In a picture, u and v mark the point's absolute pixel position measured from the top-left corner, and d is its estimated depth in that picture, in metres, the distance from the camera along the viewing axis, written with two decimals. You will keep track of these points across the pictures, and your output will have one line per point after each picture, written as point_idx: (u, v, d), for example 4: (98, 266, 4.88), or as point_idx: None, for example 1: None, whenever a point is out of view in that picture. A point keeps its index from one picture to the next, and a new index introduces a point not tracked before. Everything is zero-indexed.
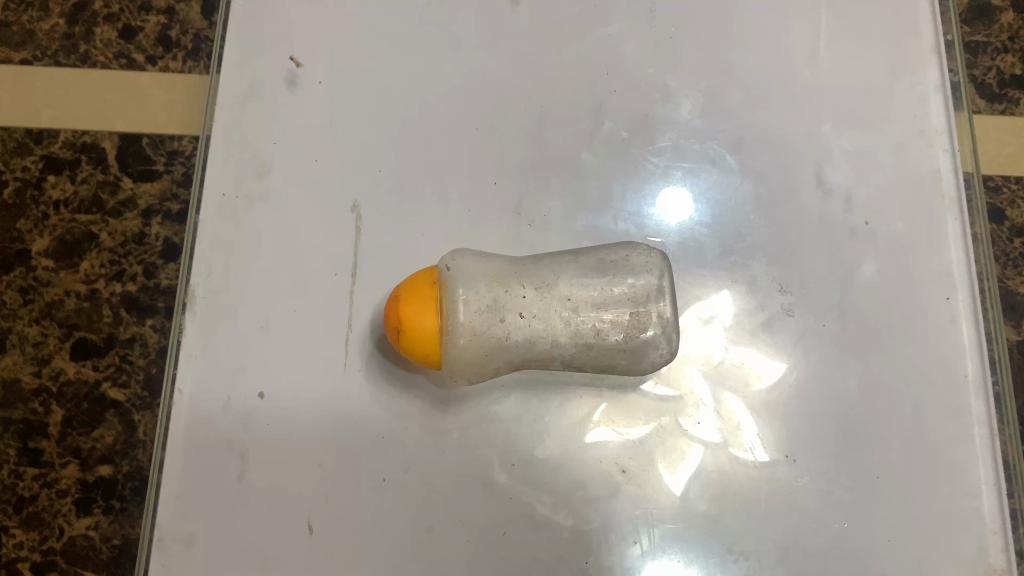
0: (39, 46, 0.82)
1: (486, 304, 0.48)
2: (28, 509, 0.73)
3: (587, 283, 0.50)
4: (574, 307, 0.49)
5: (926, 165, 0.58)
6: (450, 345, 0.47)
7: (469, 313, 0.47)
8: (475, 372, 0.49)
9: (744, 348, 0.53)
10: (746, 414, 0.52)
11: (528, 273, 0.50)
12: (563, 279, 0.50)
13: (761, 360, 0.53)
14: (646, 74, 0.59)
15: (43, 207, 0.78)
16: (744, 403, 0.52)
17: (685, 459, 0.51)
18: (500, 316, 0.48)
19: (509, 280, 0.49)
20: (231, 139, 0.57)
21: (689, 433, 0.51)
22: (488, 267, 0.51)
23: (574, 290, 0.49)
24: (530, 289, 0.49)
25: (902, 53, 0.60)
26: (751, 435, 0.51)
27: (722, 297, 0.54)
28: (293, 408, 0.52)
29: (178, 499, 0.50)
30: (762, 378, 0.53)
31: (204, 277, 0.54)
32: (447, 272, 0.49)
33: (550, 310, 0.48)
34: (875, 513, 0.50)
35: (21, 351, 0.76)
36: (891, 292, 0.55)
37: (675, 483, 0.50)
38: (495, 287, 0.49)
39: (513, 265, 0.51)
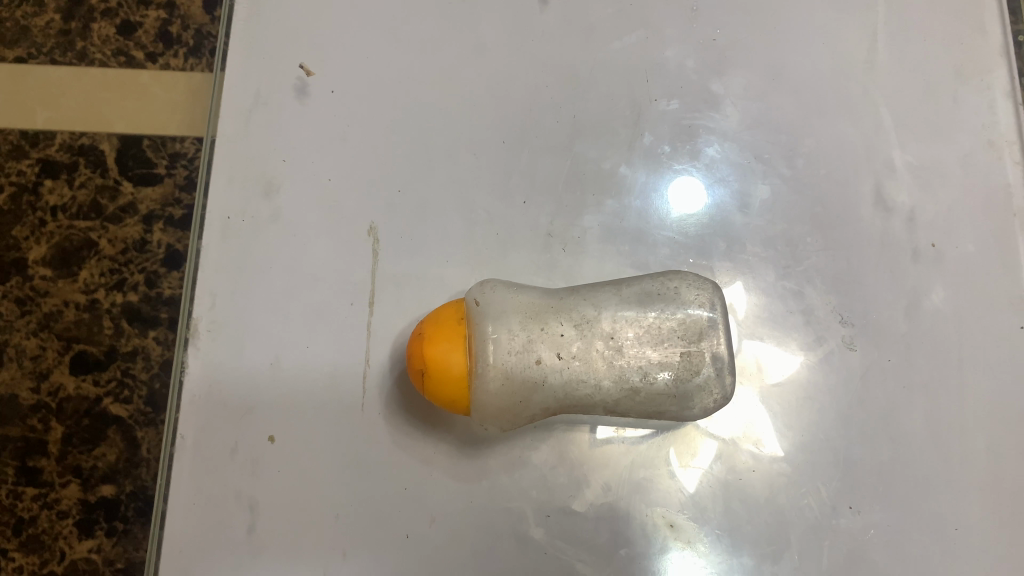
0: (33, 43, 0.76)
1: (520, 344, 0.43)
2: (28, 530, 0.69)
3: (633, 318, 0.45)
4: (618, 346, 0.44)
5: (996, 178, 0.52)
6: (481, 389, 0.42)
7: (501, 356, 0.42)
8: (508, 420, 0.44)
9: (757, 342, 0.49)
10: (762, 414, 0.48)
11: (566, 307, 0.45)
12: (605, 313, 0.45)
13: (776, 354, 0.49)
14: (689, 80, 0.54)
15: (41, 212, 0.74)
16: (760, 403, 0.48)
17: (698, 455, 0.47)
18: (535, 357, 0.43)
19: (545, 315, 0.44)
20: (237, 154, 0.52)
21: (703, 429, 0.48)
22: (521, 300, 0.46)
23: (618, 326, 0.45)
24: (568, 326, 0.44)
25: (967, 53, 0.55)
26: (775, 445, 0.47)
27: (736, 287, 0.50)
28: (306, 453, 0.47)
29: (183, 555, 0.46)
30: (773, 372, 0.49)
31: (207, 307, 0.49)
32: (476, 308, 0.44)
33: (592, 351, 0.44)
34: (949, 567, 0.46)
35: (18, 365, 0.71)
36: (961, 321, 0.50)
37: (688, 479, 0.47)
38: (530, 323, 0.44)
39: (548, 298, 0.46)
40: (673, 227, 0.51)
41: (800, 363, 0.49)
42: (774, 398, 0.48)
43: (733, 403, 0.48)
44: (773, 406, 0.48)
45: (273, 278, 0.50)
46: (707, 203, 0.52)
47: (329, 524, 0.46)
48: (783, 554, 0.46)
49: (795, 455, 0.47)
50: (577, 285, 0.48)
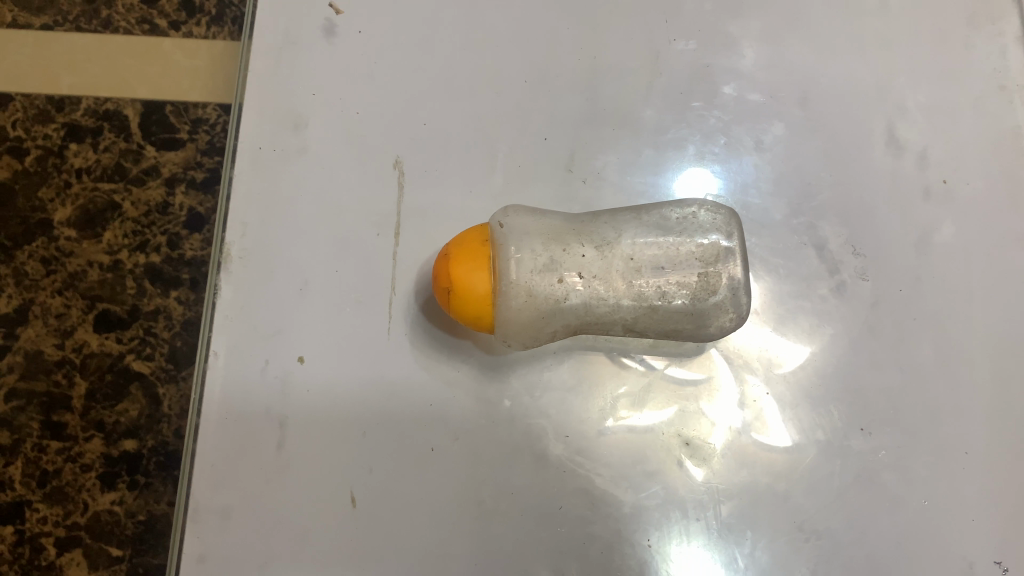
0: (59, 11, 0.78)
1: (542, 264, 0.44)
2: (52, 483, 0.71)
3: (651, 241, 0.47)
4: (636, 268, 0.45)
5: (1006, 119, 0.54)
6: (505, 306, 0.43)
7: (524, 274, 0.44)
8: (530, 338, 0.46)
9: (766, 333, 0.49)
10: (770, 404, 0.48)
11: (587, 233, 0.47)
12: (624, 238, 0.47)
13: (785, 345, 0.49)
14: (707, 23, 0.55)
15: (65, 175, 0.75)
16: (769, 391, 0.48)
17: (706, 444, 0.47)
18: (558, 276, 0.44)
19: (566, 239, 0.46)
20: (266, 92, 0.54)
21: (711, 416, 0.48)
22: (543, 225, 0.47)
23: (636, 249, 0.46)
24: (588, 248, 0.46)
25: (978, 2, 0.57)
26: (783, 435, 0.48)
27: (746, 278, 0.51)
28: (334, 374, 0.49)
29: (214, 470, 0.47)
30: (782, 361, 0.49)
31: (239, 235, 0.51)
32: (500, 229, 0.45)
33: (610, 271, 0.45)
34: (956, 490, 0.47)
35: (44, 322, 0.73)
36: (970, 256, 0.51)
37: (716, 436, 0.48)
38: (552, 245, 0.45)
39: (570, 225, 0.48)
40: (690, 165, 0.53)
41: (815, 295, 0.50)
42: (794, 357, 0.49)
43: (740, 392, 0.48)
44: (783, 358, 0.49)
45: (302, 208, 0.52)
46: (722, 142, 0.53)
47: (354, 443, 0.48)
48: (795, 474, 0.47)
49: (808, 380, 0.49)
50: (598, 212, 0.50)
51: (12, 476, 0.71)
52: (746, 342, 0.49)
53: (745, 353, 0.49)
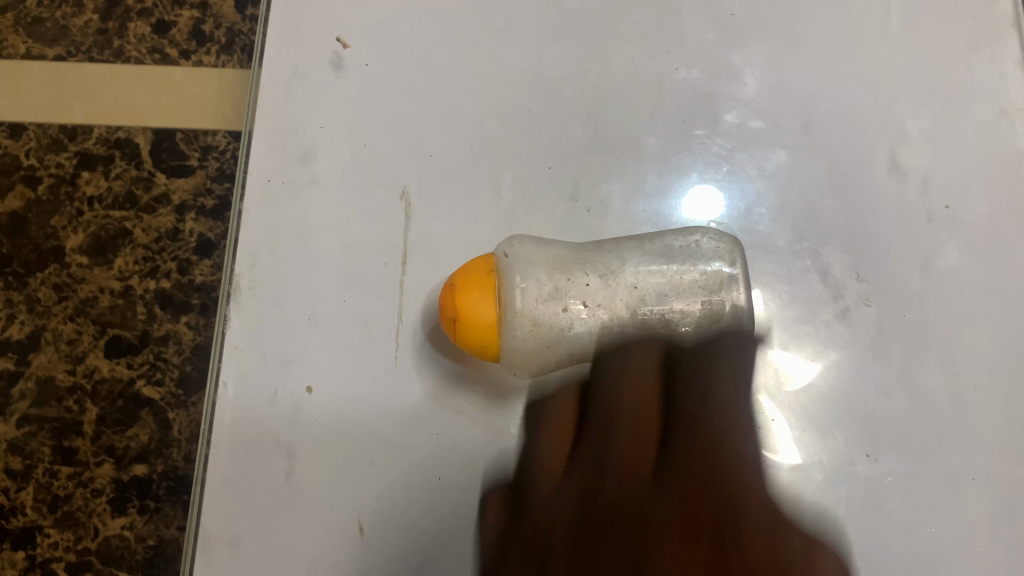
0: (73, 42, 0.80)
1: (547, 293, 0.45)
2: (63, 508, 0.71)
3: (654, 270, 0.49)
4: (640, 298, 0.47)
5: (1008, 144, 0.54)
6: (509, 335, 0.44)
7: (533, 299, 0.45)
8: (536, 367, 0.46)
9: (776, 351, 0.50)
10: (781, 421, 0.49)
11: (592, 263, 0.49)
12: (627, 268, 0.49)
13: (795, 362, 0.50)
14: (709, 52, 0.56)
15: (77, 203, 0.77)
16: (779, 409, 0.49)
17: None
18: (563, 305, 0.45)
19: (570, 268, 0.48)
20: (276, 124, 0.55)
21: None
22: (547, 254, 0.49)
23: (640, 277, 0.48)
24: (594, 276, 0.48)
25: (978, 27, 0.57)
26: (794, 453, 0.48)
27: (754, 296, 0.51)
28: (343, 403, 0.50)
29: (225, 499, 0.48)
30: (792, 379, 0.49)
31: (249, 266, 0.52)
32: (503, 259, 0.46)
33: (613, 302, 0.47)
34: (963, 515, 0.47)
35: (55, 348, 0.74)
36: (974, 280, 0.51)
37: None
38: (557, 275, 0.47)
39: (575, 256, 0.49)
40: (693, 194, 0.53)
41: (819, 321, 0.51)
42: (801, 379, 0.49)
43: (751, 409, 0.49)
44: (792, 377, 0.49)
45: (311, 239, 0.53)
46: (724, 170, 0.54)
47: (362, 470, 0.48)
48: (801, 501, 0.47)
49: (813, 405, 0.49)
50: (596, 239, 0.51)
51: (23, 501, 0.72)
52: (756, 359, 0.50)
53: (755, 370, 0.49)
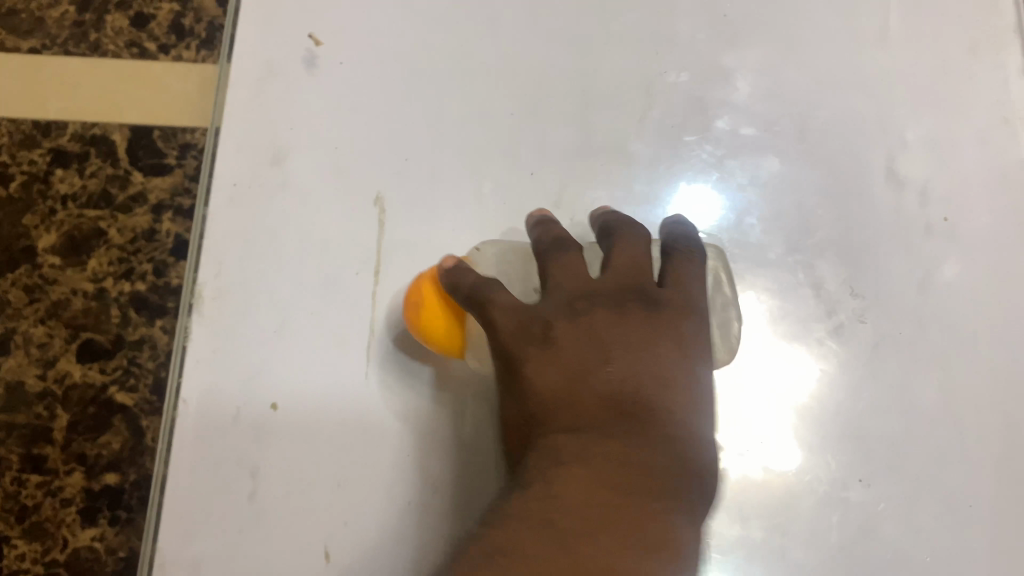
0: (48, 33, 0.74)
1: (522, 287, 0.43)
2: (31, 518, 0.67)
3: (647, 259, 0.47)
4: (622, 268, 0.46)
5: (1010, 154, 0.52)
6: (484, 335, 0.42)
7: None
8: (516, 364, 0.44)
9: (781, 357, 0.48)
10: (785, 434, 0.46)
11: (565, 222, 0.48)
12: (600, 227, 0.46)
13: (798, 370, 0.47)
14: (701, 54, 0.54)
15: (51, 202, 0.72)
16: (783, 421, 0.47)
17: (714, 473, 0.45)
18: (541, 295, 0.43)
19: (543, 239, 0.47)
20: (244, 124, 0.52)
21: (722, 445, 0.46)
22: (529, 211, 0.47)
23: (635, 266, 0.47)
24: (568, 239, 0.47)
25: (980, 32, 0.55)
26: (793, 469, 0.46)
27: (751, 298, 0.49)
28: (310, 421, 0.47)
29: (182, 522, 0.45)
30: (796, 387, 0.47)
31: (212, 275, 0.49)
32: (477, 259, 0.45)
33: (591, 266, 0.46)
34: (961, 545, 0.44)
35: (25, 351, 0.69)
36: (974, 296, 0.49)
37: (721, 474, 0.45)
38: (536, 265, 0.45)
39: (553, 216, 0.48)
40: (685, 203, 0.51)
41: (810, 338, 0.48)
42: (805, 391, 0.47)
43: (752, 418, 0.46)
44: (797, 387, 0.47)
45: (278, 246, 0.50)
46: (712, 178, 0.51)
47: (329, 493, 0.46)
48: (791, 529, 0.45)
49: (805, 427, 0.46)
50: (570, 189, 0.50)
51: None
52: (761, 365, 0.47)
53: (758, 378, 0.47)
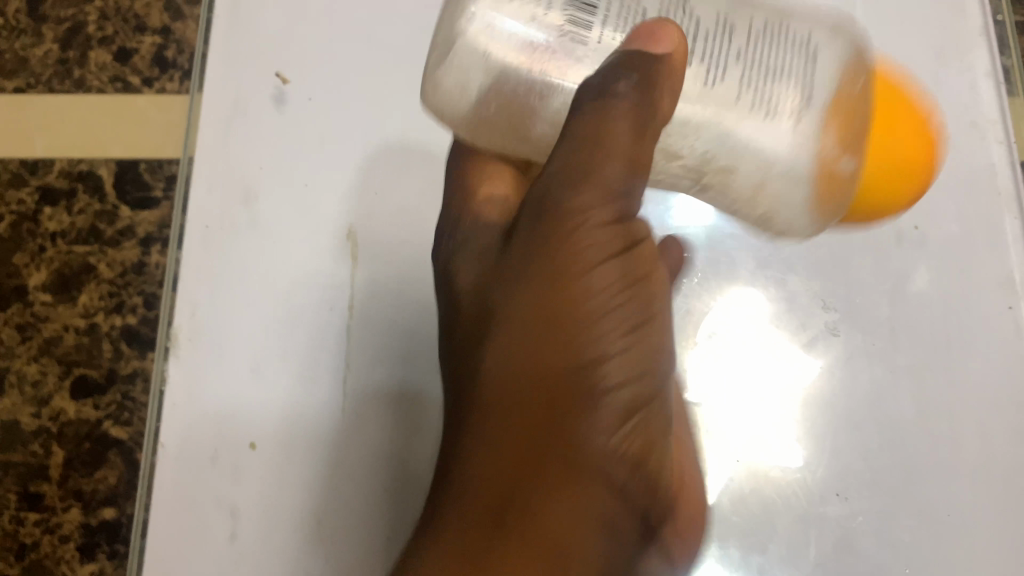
0: (32, 73, 0.71)
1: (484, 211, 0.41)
2: (30, 556, 0.61)
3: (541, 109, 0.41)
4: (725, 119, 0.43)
5: (980, 158, 0.52)
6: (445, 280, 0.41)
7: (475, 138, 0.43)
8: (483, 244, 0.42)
9: (784, 361, 0.48)
10: (788, 442, 0.47)
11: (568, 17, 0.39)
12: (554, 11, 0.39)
13: (801, 375, 0.48)
14: None
15: (40, 240, 0.67)
16: (785, 428, 0.47)
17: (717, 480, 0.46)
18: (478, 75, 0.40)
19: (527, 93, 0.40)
20: (216, 164, 0.53)
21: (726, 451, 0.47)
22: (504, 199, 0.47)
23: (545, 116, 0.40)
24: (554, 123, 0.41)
25: (946, 36, 0.55)
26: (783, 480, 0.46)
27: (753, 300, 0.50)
28: (287, 459, 0.47)
29: (166, 565, 0.45)
30: (798, 393, 0.48)
31: (188, 316, 0.49)
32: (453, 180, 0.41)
33: (663, 101, 0.37)
34: (941, 555, 0.44)
35: (19, 391, 0.64)
36: (947, 303, 0.49)
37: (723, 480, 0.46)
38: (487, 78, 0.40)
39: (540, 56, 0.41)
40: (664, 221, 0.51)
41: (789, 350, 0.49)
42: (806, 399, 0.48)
43: (754, 425, 0.47)
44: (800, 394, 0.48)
45: (252, 283, 0.50)
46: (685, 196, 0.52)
47: (307, 532, 0.46)
48: (771, 546, 0.45)
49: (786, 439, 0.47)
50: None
51: None
52: (765, 370, 0.48)
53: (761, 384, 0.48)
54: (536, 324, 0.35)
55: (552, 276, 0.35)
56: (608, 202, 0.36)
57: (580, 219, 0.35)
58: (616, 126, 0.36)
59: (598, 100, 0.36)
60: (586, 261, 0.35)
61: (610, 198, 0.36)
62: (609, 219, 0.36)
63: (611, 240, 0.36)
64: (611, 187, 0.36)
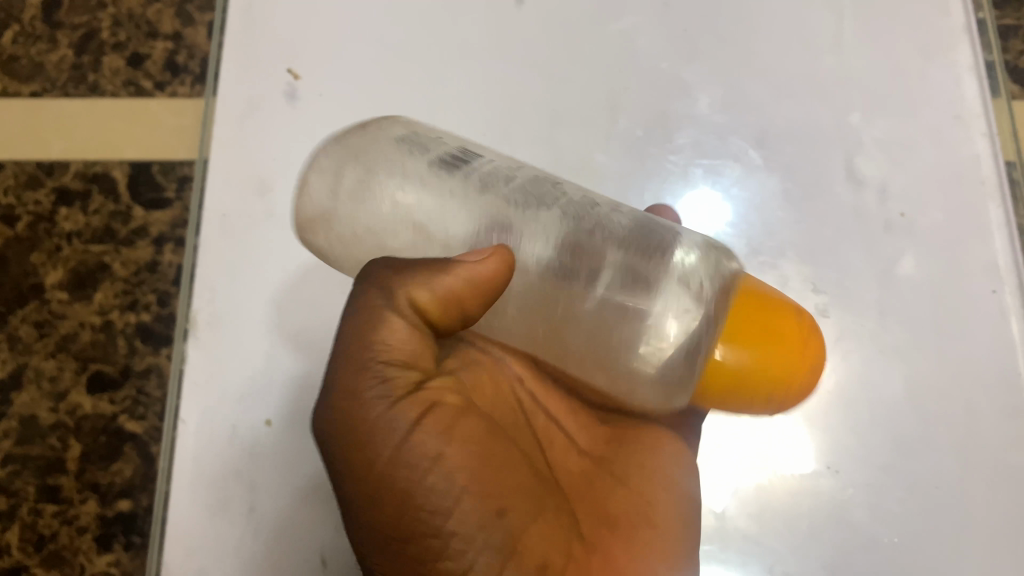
0: (48, 78, 0.72)
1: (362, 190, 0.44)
2: (49, 546, 0.62)
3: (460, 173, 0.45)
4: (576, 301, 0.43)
5: (964, 150, 0.54)
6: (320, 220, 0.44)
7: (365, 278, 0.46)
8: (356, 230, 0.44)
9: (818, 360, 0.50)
10: (806, 438, 0.49)
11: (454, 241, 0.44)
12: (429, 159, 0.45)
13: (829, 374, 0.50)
14: (662, 70, 0.56)
15: (56, 239, 0.68)
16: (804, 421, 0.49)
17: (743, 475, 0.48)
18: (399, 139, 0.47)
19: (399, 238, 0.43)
20: (232, 159, 0.55)
21: (749, 447, 0.49)
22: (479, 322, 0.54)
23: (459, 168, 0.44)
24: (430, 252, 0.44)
25: (931, 33, 0.57)
26: (790, 469, 0.48)
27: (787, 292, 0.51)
28: (302, 437, 0.49)
29: (188, 537, 0.48)
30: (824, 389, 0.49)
31: (206, 301, 0.52)
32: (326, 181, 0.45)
33: (421, 290, 0.41)
34: (927, 525, 0.46)
35: (37, 386, 0.65)
36: (934, 287, 0.51)
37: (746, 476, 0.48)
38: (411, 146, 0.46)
39: (393, 225, 0.43)
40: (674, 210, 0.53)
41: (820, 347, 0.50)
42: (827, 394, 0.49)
43: (781, 422, 0.49)
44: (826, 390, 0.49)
45: (266, 271, 0.52)
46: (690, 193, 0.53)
47: (321, 510, 0.48)
48: (767, 517, 0.47)
49: (797, 426, 0.49)
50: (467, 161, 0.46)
51: (8, 541, 0.62)
52: None
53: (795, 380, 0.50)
54: (373, 502, 0.39)
55: (374, 484, 0.38)
56: (375, 362, 0.40)
57: (361, 415, 0.39)
58: (377, 344, 0.40)
59: (369, 300, 0.41)
60: (381, 423, 0.39)
61: (387, 397, 0.39)
62: (376, 383, 0.39)
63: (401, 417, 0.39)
64: (375, 364, 0.40)
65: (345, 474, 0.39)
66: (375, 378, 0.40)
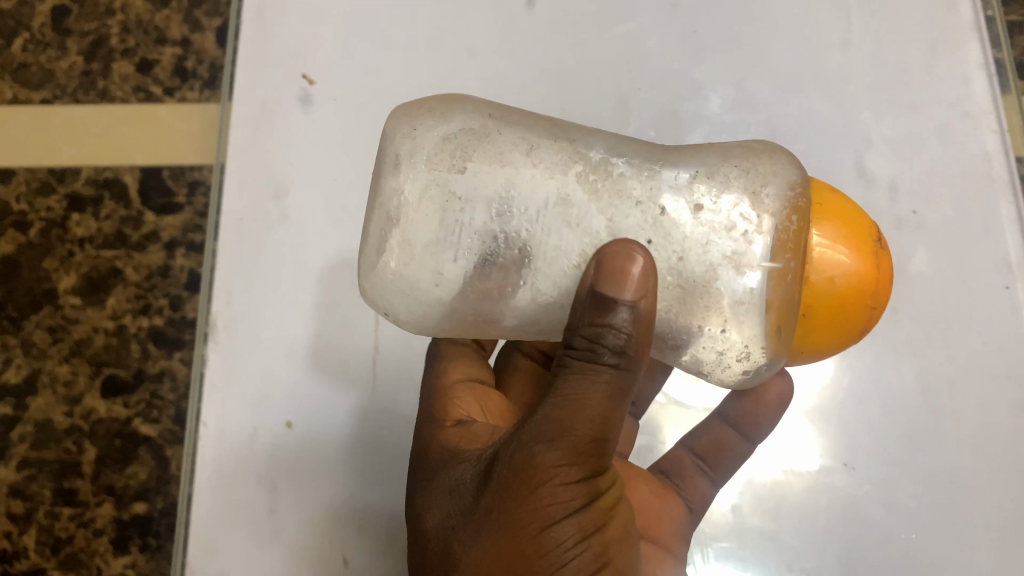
0: (57, 84, 0.73)
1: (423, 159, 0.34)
2: (66, 549, 0.63)
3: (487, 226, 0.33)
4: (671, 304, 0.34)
5: (974, 147, 0.54)
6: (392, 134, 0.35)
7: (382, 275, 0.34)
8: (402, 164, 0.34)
9: (823, 363, 0.51)
10: (816, 436, 0.49)
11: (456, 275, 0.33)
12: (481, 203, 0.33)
13: (831, 377, 0.50)
14: (672, 70, 0.57)
15: (69, 245, 0.69)
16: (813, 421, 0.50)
17: (757, 475, 0.49)
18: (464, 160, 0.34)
19: (469, 151, 0.34)
20: (247, 163, 0.56)
21: (761, 448, 0.49)
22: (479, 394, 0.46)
23: (478, 225, 0.33)
24: (477, 200, 0.33)
25: (940, 30, 0.57)
26: (801, 465, 0.49)
27: None
28: (321, 438, 0.50)
29: (208, 538, 0.48)
30: (828, 390, 0.50)
31: (224, 304, 0.52)
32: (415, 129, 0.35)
33: (606, 377, 0.33)
34: (943, 520, 0.47)
35: (52, 391, 0.66)
36: (946, 284, 0.51)
37: (761, 476, 0.49)
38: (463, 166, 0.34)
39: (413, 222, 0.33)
40: None
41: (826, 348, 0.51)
42: (834, 394, 0.50)
43: (789, 421, 0.50)
44: (832, 391, 0.50)
45: (283, 274, 0.53)
46: None
47: (341, 509, 0.49)
48: (782, 513, 0.48)
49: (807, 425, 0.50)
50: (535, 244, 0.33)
51: (26, 544, 0.63)
52: (805, 373, 0.51)
53: (800, 384, 0.50)
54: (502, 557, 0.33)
55: (509, 529, 0.33)
56: (593, 436, 0.33)
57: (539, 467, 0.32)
58: (600, 413, 0.33)
59: (584, 367, 0.33)
60: (550, 497, 0.32)
61: (581, 457, 0.33)
62: (579, 454, 0.33)
63: (573, 496, 0.33)
64: (598, 438, 0.33)
65: (489, 511, 0.33)
66: (597, 445, 0.33)
